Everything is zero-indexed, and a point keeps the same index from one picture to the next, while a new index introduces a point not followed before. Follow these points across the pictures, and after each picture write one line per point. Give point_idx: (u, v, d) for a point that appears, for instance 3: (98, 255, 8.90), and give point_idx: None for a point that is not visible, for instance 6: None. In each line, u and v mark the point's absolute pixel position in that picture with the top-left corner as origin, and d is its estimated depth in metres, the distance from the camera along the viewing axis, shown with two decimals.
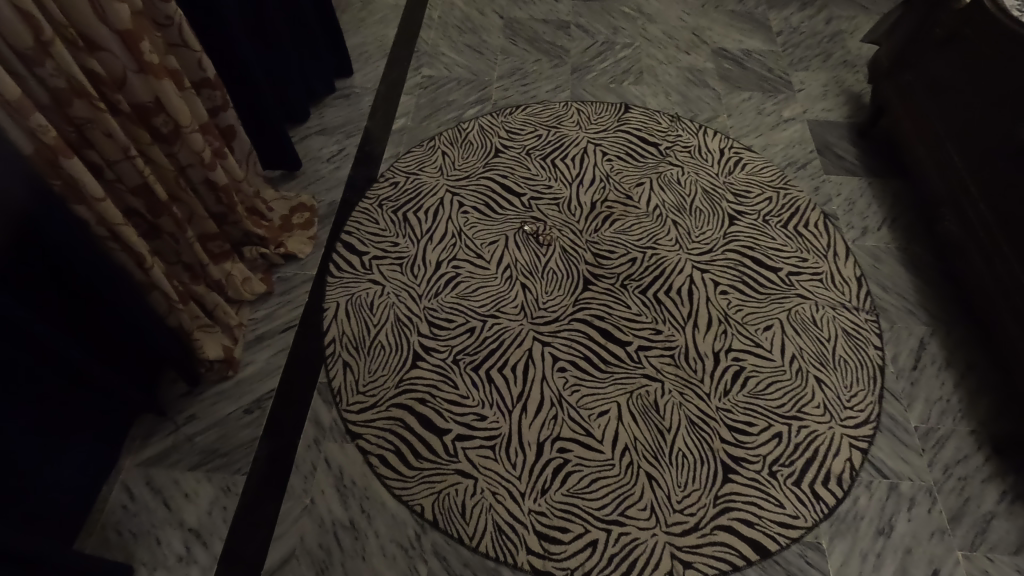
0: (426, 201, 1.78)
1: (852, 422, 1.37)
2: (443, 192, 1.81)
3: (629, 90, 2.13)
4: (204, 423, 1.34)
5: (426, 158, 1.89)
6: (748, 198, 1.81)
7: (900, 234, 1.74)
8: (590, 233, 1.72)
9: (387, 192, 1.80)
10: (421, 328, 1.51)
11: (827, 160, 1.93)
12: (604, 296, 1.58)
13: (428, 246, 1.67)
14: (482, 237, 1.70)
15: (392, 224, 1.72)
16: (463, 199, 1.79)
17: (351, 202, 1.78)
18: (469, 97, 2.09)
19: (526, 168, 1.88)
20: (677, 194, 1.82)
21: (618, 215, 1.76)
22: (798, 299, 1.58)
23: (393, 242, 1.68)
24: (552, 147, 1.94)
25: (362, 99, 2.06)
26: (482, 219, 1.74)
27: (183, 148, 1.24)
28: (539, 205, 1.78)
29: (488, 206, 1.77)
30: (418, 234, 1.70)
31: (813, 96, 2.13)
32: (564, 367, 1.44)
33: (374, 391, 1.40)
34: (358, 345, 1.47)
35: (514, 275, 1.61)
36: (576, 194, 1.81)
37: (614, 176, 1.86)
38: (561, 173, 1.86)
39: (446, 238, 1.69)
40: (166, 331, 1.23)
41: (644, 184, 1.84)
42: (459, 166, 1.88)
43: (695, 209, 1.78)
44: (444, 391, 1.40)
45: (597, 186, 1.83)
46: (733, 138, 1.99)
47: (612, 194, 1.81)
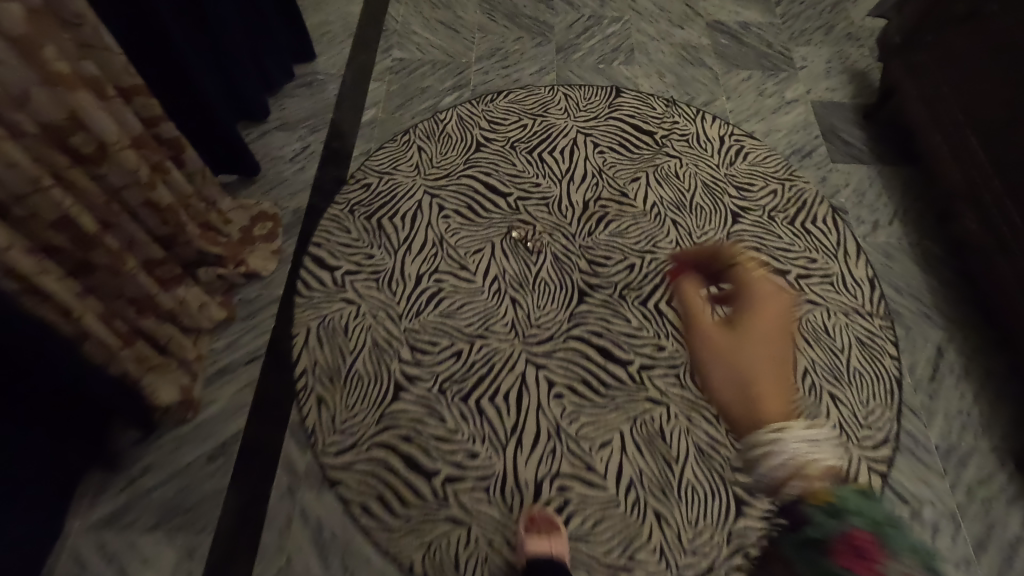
0: (402, 205, 1.61)
1: (871, 443, 1.28)
2: (420, 193, 1.64)
3: (620, 72, 1.95)
4: (162, 474, 1.20)
5: (401, 155, 1.71)
6: (751, 192, 1.68)
7: (911, 228, 1.63)
8: (583, 237, 1.57)
9: (357, 196, 1.62)
10: (402, 354, 1.37)
11: (833, 148, 1.79)
12: (602, 309, 1.45)
13: (406, 257, 1.52)
14: (465, 245, 1.54)
15: (366, 234, 1.55)
16: (442, 200, 1.63)
17: (320, 209, 1.61)
18: (444, 83, 1.90)
19: (510, 163, 1.71)
20: (676, 190, 1.67)
21: (613, 216, 1.61)
22: (809, 305, 1.47)
23: (367, 254, 1.52)
24: (537, 139, 1.77)
25: (326, 88, 1.86)
26: (464, 224, 1.58)
27: (115, 169, 1.05)
28: (526, 206, 1.62)
29: (471, 209, 1.61)
30: (394, 244, 1.54)
31: (815, 74, 1.97)
32: (560, 393, 1.32)
33: (352, 429, 1.26)
34: (333, 377, 1.33)
35: (502, 288, 1.47)
36: (565, 192, 1.66)
37: (606, 171, 1.70)
38: (550, 169, 1.70)
39: (424, 247, 1.54)
40: (106, 381, 1.07)
41: (640, 179, 1.69)
42: (438, 164, 1.70)
43: (696, 208, 1.64)
44: (431, 426, 1.27)
45: (589, 183, 1.68)
46: (733, 124, 1.83)
47: (606, 192, 1.66)
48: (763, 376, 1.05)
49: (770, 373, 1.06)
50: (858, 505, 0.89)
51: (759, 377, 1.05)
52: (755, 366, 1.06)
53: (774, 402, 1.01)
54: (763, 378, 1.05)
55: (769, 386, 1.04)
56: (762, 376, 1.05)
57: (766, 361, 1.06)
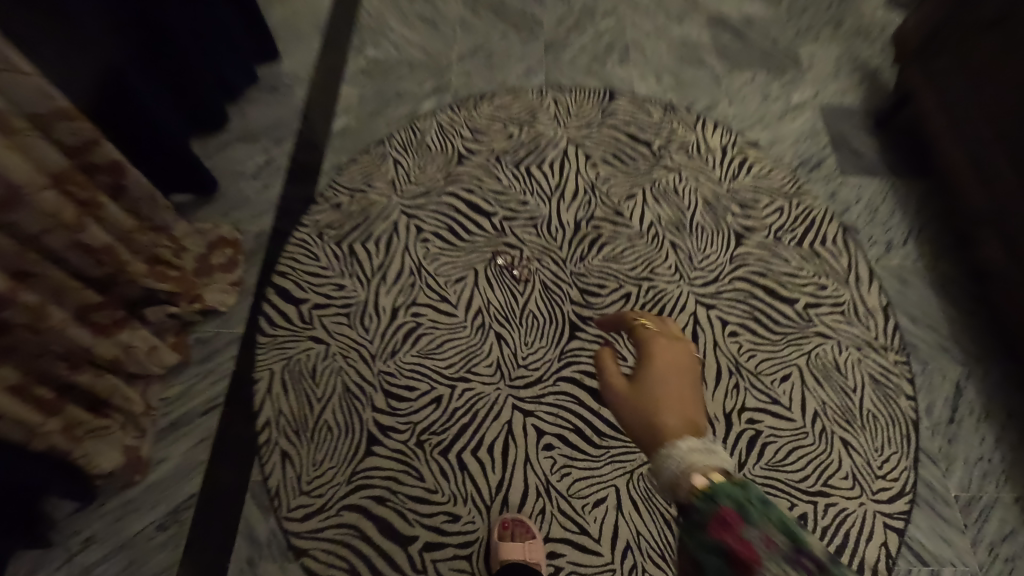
0: (376, 227, 1.47)
1: (886, 495, 1.19)
2: (397, 214, 1.49)
3: (614, 73, 1.80)
4: (106, 548, 1.08)
5: (376, 170, 1.56)
6: (756, 209, 1.55)
7: (928, 249, 1.51)
8: (575, 262, 1.44)
9: (328, 218, 1.48)
10: (376, 401, 1.24)
11: (844, 158, 1.66)
12: (595, 345, 1.33)
13: (380, 288, 1.38)
14: (446, 274, 1.41)
15: (337, 262, 1.42)
16: (421, 221, 1.48)
17: (285, 232, 1.45)
18: (423, 86, 1.74)
19: (494, 178, 1.57)
20: (676, 207, 1.54)
21: (607, 238, 1.48)
22: (818, 339, 1.36)
23: (338, 285, 1.38)
24: (525, 150, 1.62)
25: (293, 93, 1.70)
26: (445, 249, 1.44)
27: (27, 214, 0.90)
28: (512, 227, 1.48)
29: (452, 231, 1.47)
30: (368, 273, 1.40)
31: (824, 75, 1.83)
32: (550, 444, 1.21)
33: (321, 490, 1.15)
34: (300, 429, 1.21)
35: (486, 323, 1.35)
36: (556, 211, 1.52)
37: (600, 187, 1.57)
38: (538, 185, 1.56)
39: (401, 276, 1.40)
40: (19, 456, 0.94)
41: (636, 195, 1.55)
42: (416, 179, 1.55)
43: (697, 228, 1.51)
44: (409, 485, 1.16)
45: (581, 200, 1.54)
46: (737, 132, 1.69)
47: (599, 210, 1.52)
48: (686, 400, 0.66)
49: (695, 403, 0.65)
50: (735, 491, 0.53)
51: (685, 399, 0.66)
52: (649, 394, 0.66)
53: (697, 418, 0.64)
54: (679, 406, 0.64)
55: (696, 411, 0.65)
56: (681, 398, 0.65)
57: (681, 387, 0.67)
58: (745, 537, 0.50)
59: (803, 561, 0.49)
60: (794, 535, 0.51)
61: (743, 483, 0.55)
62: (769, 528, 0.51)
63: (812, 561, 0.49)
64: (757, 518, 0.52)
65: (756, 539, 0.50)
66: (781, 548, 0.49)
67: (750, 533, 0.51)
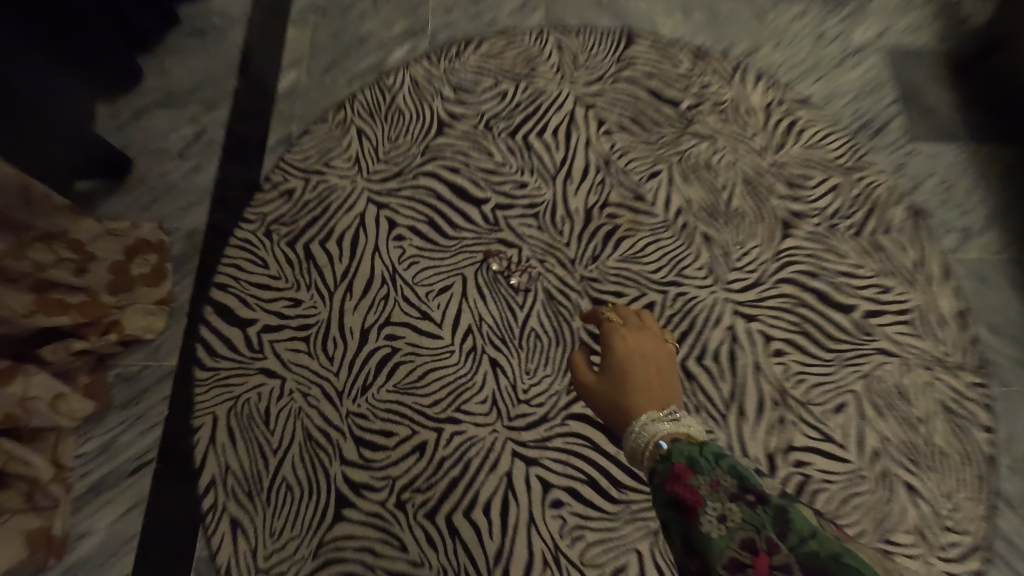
0: (338, 222, 1.18)
1: (957, 552, 1.01)
2: (363, 204, 1.19)
3: (632, 7, 1.44)
4: None
5: (335, 144, 1.24)
6: (807, 189, 1.26)
7: (1015, 237, 1.24)
8: (586, 264, 1.17)
9: (276, 209, 1.17)
10: (345, 452, 1.02)
11: (915, 117, 1.35)
12: None
13: (346, 304, 1.12)
14: (427, 282, 1.14)
15: (290, 269, 1.13)
16: (394, 213, 1.19)
17: (224, 230, 1.16)
18: (392, 29, 1.38)
19: (484, 153, 1.25)
20: (708, 188, 1.25)
21: (625, 231, 1.20)
22: (880, 357, 1.13)
23: (293, 300, 1.11)
24: (522, 113, 1.29)
25: (225, 40, 1.34)
26: (426, 249, 1.16)
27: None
28: (508, 219, 1.20)
29: (434, 226, 1.18)
30: (330, 284, 1.13)
31: (892, 6, 1.47)
32: (559, 499, 1.00)
33: (281, 567, 0.95)
34: (253, 489, 0.99)
35: (478, 347, 1.10)
36: (561, 196, 1.22)
37: (615, 162, 1.26)
38: (539, 160, 1.25)
39: (371, 287, 1.13)
40: None
41: (661, 172, 1.26)
42: (387, 155, 1.24)
43: (734, 215, 1.23)
44: (388, 558, 0.96)
45: (593, 180, 1.24)
46: (784, 85, 1.37)
47: (615, 193, 1.23)
48: (658, 386, 0.74)
49: (669, 386, 0.74)
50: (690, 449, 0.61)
51: (660, 382, 0.75)
52: (625, 374, 0.77)
53: (673, 398, 0.72)
54: (651, 386, 0.74)
55: (674, 396, 0.72)
56: (650, 363, 0.78)
57: (656, 367, 0.78)
58: (690, 478, 0.58)
59: (745, 497, 0.55)
60: (739, 474, 0.57)
61: (699, 442, 0.62)
62: (714, 468, 0.58)
63: (754, 495, 0.55)
64: (703, 462, 0.59)
65: (702, 482, 0.57)
66: (727, 487, 0.56)
67: (697, 479, 0.58)
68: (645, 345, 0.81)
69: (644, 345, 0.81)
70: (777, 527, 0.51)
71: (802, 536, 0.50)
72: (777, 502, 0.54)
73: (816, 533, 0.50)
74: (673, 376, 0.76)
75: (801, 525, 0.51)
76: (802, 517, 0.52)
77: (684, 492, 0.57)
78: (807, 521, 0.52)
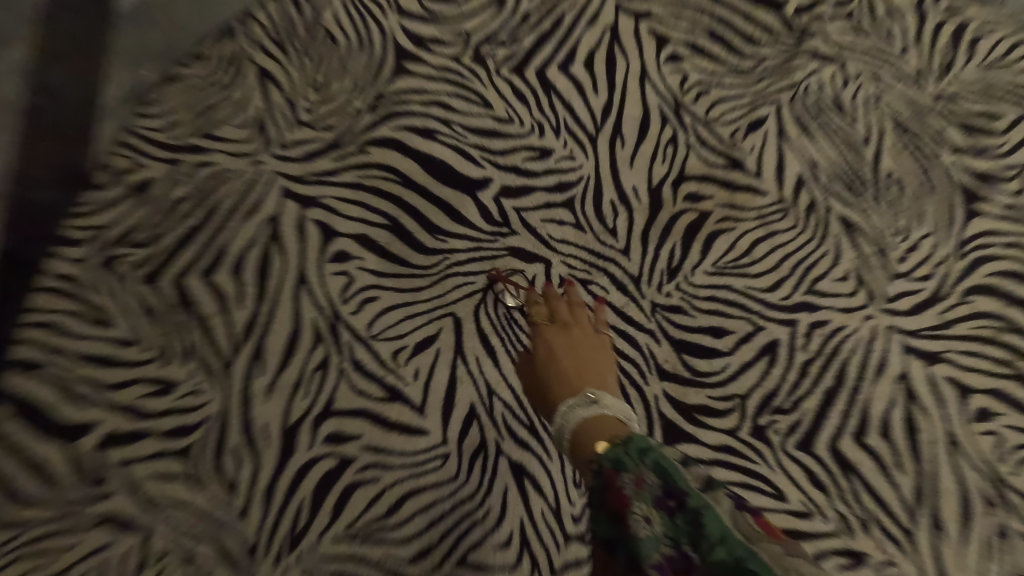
0: (234, 235, 0.68)
1: None
2: (275, 200, 0.69)
3: None
4: None
5: (220, 98, 0.72)
6: (996, 136, 0.79)
7: None
8: (659, 285, 0.70)
9: (119, 219, 0.67)
10: None
11: None
12: (715, 467, 0.65)
13: (256, 385, 0.64)
14: (397, 334, 0.67)
15: (152, 327, 0.64)
16: (329, 214, 0.69)
17: (14, 261, 0.62)
18: None
19: (476, 101, 0.75)
20: (842, 142, 0.77)
21: (716, 223, 0.73)
22: None
23: (160, 384, 0.63)
24: (533, 32, 0.78)
25: None
26: (390, 275, 0.68)
27: None
28: (523, 213, 0.71)
29: (400, 233, 0.69)
30: (224, 350, 0.65)
31: None
32: None
33: None
34: None
35: (490, 445, 0.65)
36: (609, 169, 0.74)
37: (691, 107, 0.77)
38: (568, 110, 0.75)
39: (297, 350, 0.65)
40: None
41: (768, 120, 0.76)
42: (310, 111, 0.72)
43: (888, 186, 0.76)
44: None
45: (657, 138, 0.75)
46: None
47: (696, 159, 0.75)
48: (583, 385, 0.56)
49: (601, 377, 0.57)
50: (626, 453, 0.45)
51: (591, 371, 0.57)
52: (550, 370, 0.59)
53: (605, 388, 0.56)
54: (570, 381, 0.57)
55: (608, 380, 0.57)
56: (574, 353, 0.60)
57: (586, 353, 0.60)
58: (614, 478, 0.44)
59: (669, 500, 0.41)
60: (668, 471, 0.42)
61: (626, 439, 0.47)
62: (640, 464, 0.44)
63: (675, 498, 0.40)
64: (627, 460, 0.45)
65: (626, 482, 0.43)
66: (652, 488, 0.42)
67: (627, 482, 0.43)
68: (572, 332, 0.62)
69: (576, 340, 0.61)
70: (689, 535, 0.39)
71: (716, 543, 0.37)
72: (697, 498, 0.40)
73: (730, 534, 0.38)
74: (607, 364, 0.59)
75: (719, 529, 0.38)
76: (722, 519, 0.39)
77: (613, 500, 0.43)
78: (723, 523, 0.39)
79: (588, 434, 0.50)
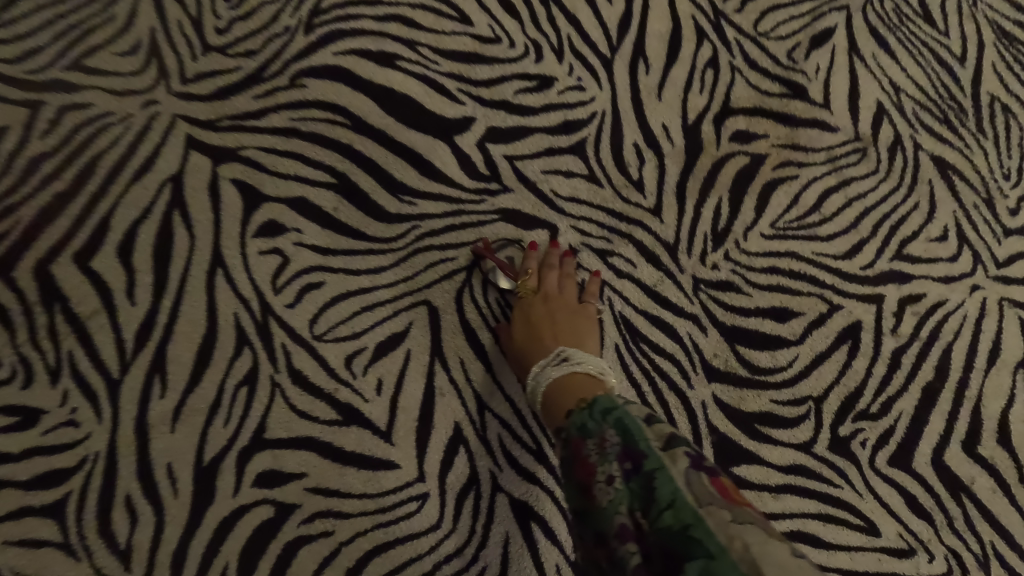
0: (120, 204, 0.49)
1: None
2: (177, 154, 0.50)
3: None
4: None
5: (96, 16, 0.52)
6: None
7: None
8: (702, 254, 0.53)
9: None
10: None
11: None
12: (784, 492, 0.50)
13: (156, 411, 0.46)
14: (353, 332, 0.49)
15: (6, 335, 0.46)
16: (254, 172, 0.51)
17: None
18: None
19: (449, 14, 0.55)
20: (932, 59, 0.59)
21: (773, 169, 0.55)
22: None
23: (18, 414, 0.45)
24: None
25: None
26: (342, 253, 0.50)
27: None
28: (518, 164, 0.53)
29: (351, 194, 0.51)
30: (109, 364, 0.46)
31: None
32: None
33: None
34: None
35: (484, 477, 0.48)
36: (631, 103, 0.55)
37: (735, 18, 0.58)
38: (573, 24, 0.56)
39: (214, 360, 0.47)
40: None
41: (835, 32, 0.58)
42: (222, 33, 0.53)
43: (993, 117, 0.58)
44: None
45: (693, 60, 0.57)
46: None
47: (743, 86, 0.56)
48: (557, 342, 0.45)
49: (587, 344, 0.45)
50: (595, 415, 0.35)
51: (569, 329, 0.46)
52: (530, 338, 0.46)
53: (585, 347, 0.45)
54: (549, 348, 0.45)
55: (591, 340, 0.46)
56: (551, 306, 0.48)
57: (570, 320, 0.47)
58: (578, 445, 0.35)
59: (628, 463, 0.31)
60: (631, 428, 0.33)
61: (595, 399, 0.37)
62: (602, 424, 0.34)
63: (632, 460, 0.31)
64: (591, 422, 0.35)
65: (588, 448, 0.34)
66: (614, 450, 0.33)
67: (591, 449, 0.34)
68: (554, 280, 0.50)
69: (561, 309, 0.48)
70: (640, 502, 0.29)
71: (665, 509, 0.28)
72: (654, 457, 0.30)
73: (686, 497, 0.28)
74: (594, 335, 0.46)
75: (675, 493, 0.28)
76: (682, 482, 0.29)
77: (577, 472, 0.34)
78: (683, 486, 0.29)
79: (558, 396, 0.40)
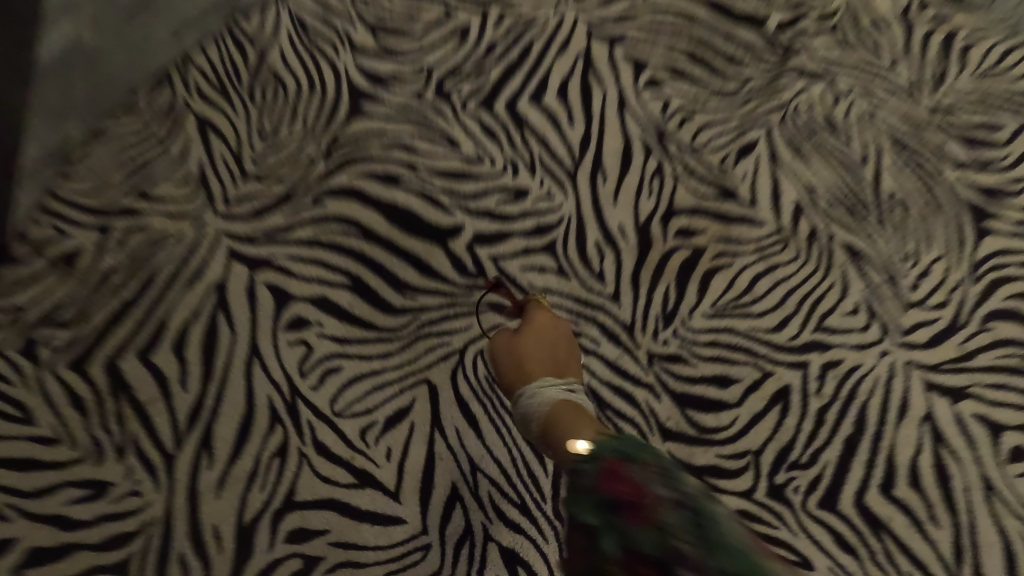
0: (175, 306, 0.60)
1: None
2: (221, 264, 0.61)
3: None
4: None
5: (156, 154, 0.64)
6: (1000, 147, 0.73)
7: None
8: (655, 333, 0.64)
9: (42, 297, 0.59)
10: None
11: None
12: None
13: (205, 480, 0.56)
14: (367, 407, 0.59)
15: (82, 421, 0.56)
16: (284, 276, 0.62)
17: None
18: None
19: (442, 141, 0.68)
20: (839, 164, 0.71)
21: (711, 258, 0.67)
22: None
23: (90, 487, 0.55)
24: (501, 61, 0.71)
25: None
26: (358, 340, 0.61)
27: None
28: (501, 261, 0.65)
29: (364, 292, 0.62)
30: (166, 442, 0.56)
31: None
32: None
33: None
34: None
35: (478, 528, 0.57)
36: (592, 208, 0.67)
37: (675, 135, 0.71)
38: (543, 145, 0.69)
39: (252, 435, 0.57)
40: None
41: (758, 144, 0.71)
42: (258, 164, 0.65)
43: (891, 209, 0.70)
44: None
45: (641, 170, 0.69)
46: None
47: (684, 190, 0.69)
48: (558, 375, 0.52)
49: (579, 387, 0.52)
50: (626, 445, 0.39)
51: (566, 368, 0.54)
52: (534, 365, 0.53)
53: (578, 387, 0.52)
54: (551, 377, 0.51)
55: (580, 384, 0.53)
56: (552, 338, 0.56)
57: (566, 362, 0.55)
58: (620, 465, 0.37)
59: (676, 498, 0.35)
60: (677, 470, 0.37)
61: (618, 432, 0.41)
62: (649, 457, 0.37)
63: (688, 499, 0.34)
64: (630, 450, 0.38)
65: (636, 473, 0.36)
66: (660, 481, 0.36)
67: (636, 470, 0.36)
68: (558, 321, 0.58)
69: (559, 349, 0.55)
70: (703, 537, 0.32)
71: (735, 551, 0.32)
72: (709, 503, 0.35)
73: (744, 544, 0.33)
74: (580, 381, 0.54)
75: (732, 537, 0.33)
76: (730, 527, 0.34)
77: (614, 486, 0.35)
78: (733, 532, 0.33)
79: (570, 416, 0.46)
